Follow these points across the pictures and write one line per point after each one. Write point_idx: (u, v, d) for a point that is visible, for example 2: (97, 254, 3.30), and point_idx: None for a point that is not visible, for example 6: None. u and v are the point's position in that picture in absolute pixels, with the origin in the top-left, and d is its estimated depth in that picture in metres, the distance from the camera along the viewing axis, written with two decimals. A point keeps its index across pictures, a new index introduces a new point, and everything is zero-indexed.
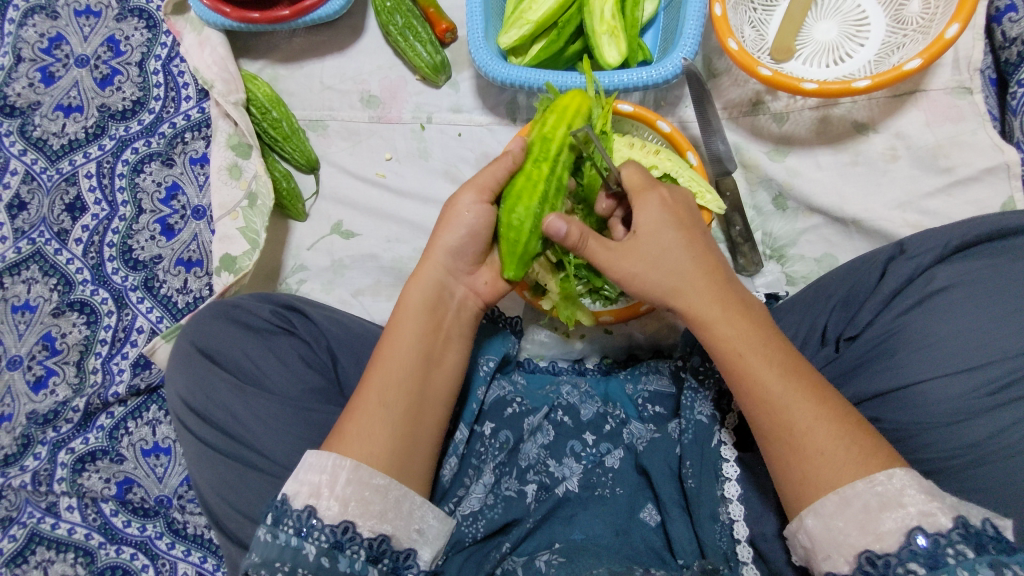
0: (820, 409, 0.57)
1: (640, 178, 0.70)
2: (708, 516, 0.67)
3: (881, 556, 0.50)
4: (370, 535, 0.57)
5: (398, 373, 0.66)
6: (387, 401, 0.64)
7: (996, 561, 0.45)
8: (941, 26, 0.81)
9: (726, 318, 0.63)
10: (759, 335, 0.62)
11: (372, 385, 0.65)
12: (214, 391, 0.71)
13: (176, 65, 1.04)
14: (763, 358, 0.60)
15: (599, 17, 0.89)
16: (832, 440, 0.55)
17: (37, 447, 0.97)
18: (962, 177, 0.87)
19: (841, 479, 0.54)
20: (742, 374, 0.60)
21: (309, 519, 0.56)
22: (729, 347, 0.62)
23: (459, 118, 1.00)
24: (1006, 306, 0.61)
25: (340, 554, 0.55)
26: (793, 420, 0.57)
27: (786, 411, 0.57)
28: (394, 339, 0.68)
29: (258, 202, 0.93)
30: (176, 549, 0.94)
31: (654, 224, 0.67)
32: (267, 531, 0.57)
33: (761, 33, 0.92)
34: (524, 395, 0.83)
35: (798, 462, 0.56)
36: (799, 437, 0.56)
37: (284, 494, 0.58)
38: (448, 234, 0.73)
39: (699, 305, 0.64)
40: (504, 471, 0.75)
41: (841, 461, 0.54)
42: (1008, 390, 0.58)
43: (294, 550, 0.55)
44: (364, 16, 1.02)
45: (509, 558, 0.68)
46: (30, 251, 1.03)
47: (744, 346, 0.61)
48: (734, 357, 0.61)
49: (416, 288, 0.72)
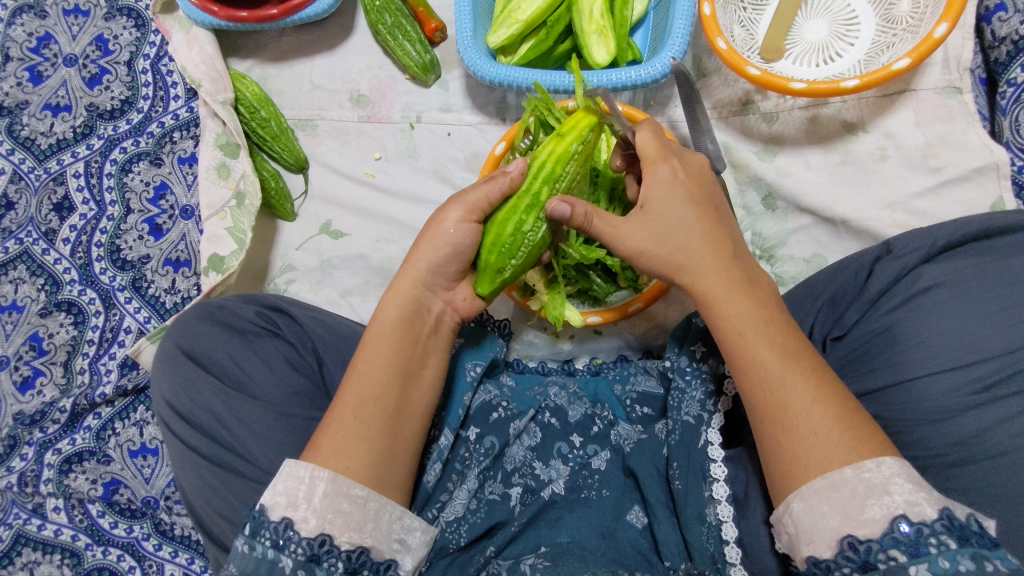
0: (818, 391, 0.56)
1: (654, 146, 0.67)
2: (695, 518, 0.66)
3: (864, 541, 0.50)
4: (349, 548, 0.57)
5: (374, 388, 0.65)
6: (363, 414, 0.63)
7: (978, 554, 0.46)
8: (930, 25, 0.81)
9: (728, 298, 0.62)
10: (761, 315, 0.61)
11: (348, 398, 0.64)
12: (198, 392, 0.71)
13: (165, 64, 1.04)
14: (763, 338, 0.59)
15: (588, 16, 0.88)
16: (827, 422, 0.55)
17: (24, 447, 0.97)
18: (951, 177, 0.86)
19: (830, 463, 0.53)
20: (744, 353, 0.60)
21: (286, 531, 0.56)
22: (734, 321, 0.61)
23: (448, 117, 1.00)
24: (992, 307, 0.60)
25: (317, 567, 0.55)
26: (789, 401, 0.56)
27: (782, 391, 0.57)
28: (378, 346, 0.68)
29: (246, 201, 0.92)
30: (163, 550, 0.93)
31: (664, 198, 0.65)
32: (245, 542, 0.56)
33: (750, 32, 0.91)
34: (511, 399, 0.81)
35: (790, 442, 0.56)
36: (795, 416, 0.56)
37: (262, 506, 0.58)
38: (425, 250, 0.72)
39: (709, 279, 0.63)
40: (488, 475, 0.74)
41: (833, 444, 0.54)
42: (993, 390, 0.58)
43: (271, 563, 0.54)
44: (353, 16, 1.01)
45: (494, 562, 0.68)
46: (18, 251, 1.02)
47: (745, 323, 0.61)
48: (739, 338, 0.60)
49: (393, 303, 0.71)
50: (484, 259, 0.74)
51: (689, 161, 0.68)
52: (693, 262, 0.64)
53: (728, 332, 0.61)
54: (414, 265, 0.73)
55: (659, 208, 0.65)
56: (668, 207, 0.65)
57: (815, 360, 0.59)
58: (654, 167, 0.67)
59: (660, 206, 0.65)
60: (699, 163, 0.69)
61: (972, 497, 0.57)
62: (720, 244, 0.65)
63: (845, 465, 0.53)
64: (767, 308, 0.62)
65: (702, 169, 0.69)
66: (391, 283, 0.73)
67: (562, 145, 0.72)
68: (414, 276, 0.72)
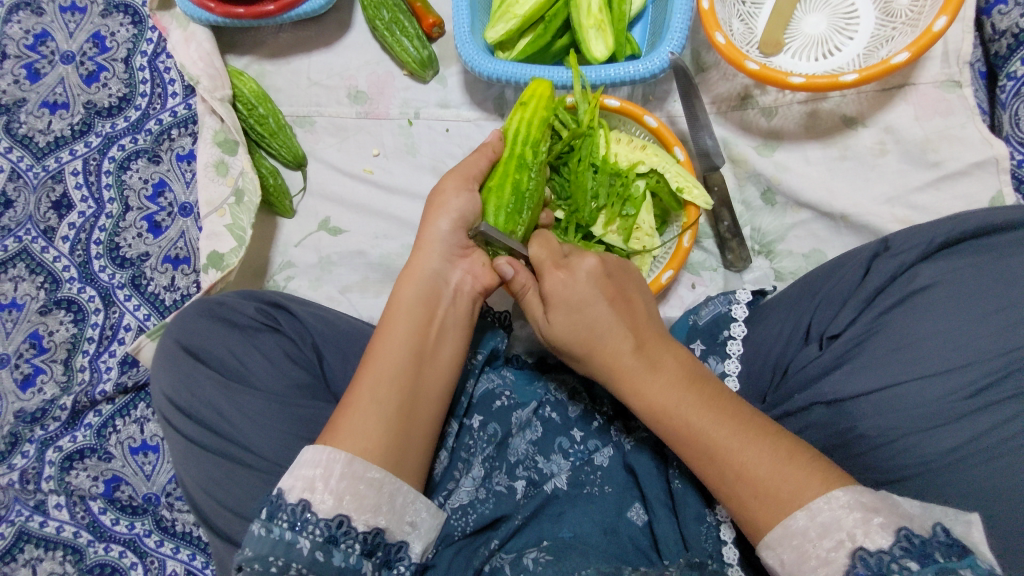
0: (750, 452, 0.56)
1: (544, 254, 0.69)
2: (694, 517, 0.67)
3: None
4: (365, 530, 0.58)
5: (390, 368, 0.65)
6: (379, 398, 0.63)
7: (943, 569, 0.45)
8: (930, 19, 0.80)
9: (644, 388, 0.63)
10: (678, 397, 0.61)
11: (362, 381, 0.64)
12: (199, 388, 0.71)
13: (163, 61, 1.04)
14: (681, 421, 0.60)
15: (586, 11, 0.88)
16: (776, 471, 0.54)
17: (25, 445, 0.97)
18: (950, 172, 0.86)
19: (798, 499, 0.53)
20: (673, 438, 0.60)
21: (304, 513, 0.56)
22: (654, 409, 0.62)
23: (447, 113, 1.00)
24: (991, 305, 0.60)
25: (334, 548, 0.56)
26: (725, 468, 0.57)
27: (713, 463, 0.58)
28: (384, 337, 0.68)
29: (245, 198, 0.92)
30: (165, 546, 0.94)
31: (563, 296, 0.66)
32: (260, 525, 0.56)
33: (749, 26, 0.91)
34: (513, 389, 0.81)
35: (742, 502, 0.56)
36: (736, 480, 0.56)
37: (279, 489, 0.57)
38: (432, 225, 0.72)
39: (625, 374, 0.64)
40: (493, 465, 0.74)
41: (798, 480, 0.53)
42: (990, 389, 0.58)
43: (288, 544, 0.55)
44: (350, 12, 1.01)
45: (498, 555, 0.68)
46: (17, 249, 1.02)
47: (665, 410, 0.61)
48: (663, 430, 0.61)
49: (408, 285, 0.71)
50: (493, 224, 0.75)
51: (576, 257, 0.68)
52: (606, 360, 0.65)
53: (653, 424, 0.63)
54: (425, 242, 0.72)
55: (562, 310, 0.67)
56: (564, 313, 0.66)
57: (743, 414, 0.59)
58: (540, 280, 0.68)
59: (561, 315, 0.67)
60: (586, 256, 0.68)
61: (970, 493, 0.57)
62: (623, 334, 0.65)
63: (817, 496, 0.52)
64: (686, 386, 0.61)
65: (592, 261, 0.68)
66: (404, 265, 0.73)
67: (530, 112, 0.78)
68: (431, 251, 0.72)
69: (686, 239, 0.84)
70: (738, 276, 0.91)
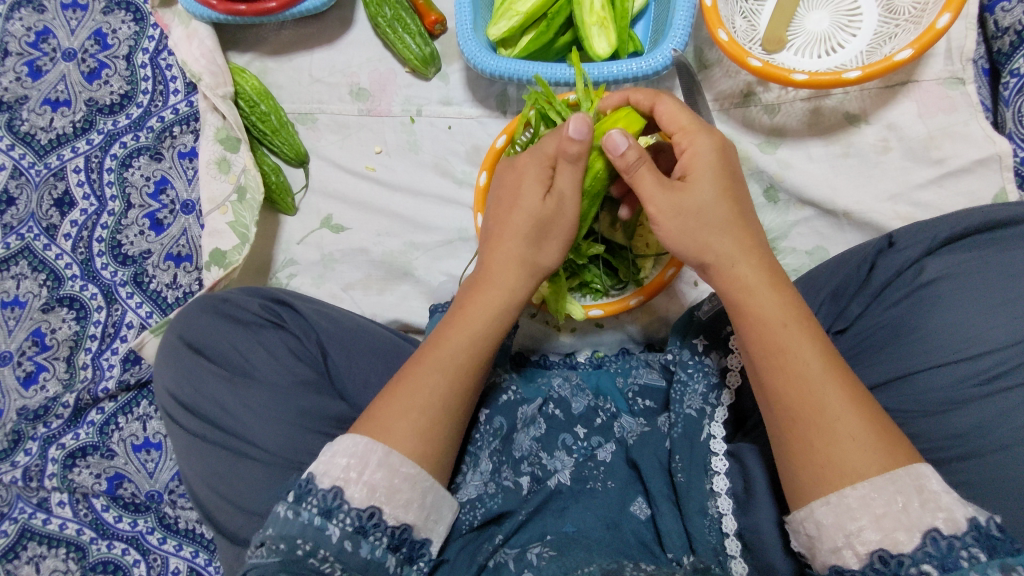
0: (851, 395, 0.53)
1: (684, 119, 0.66)
2: (697, 510, 0.66)
3: (895, 555, 0.48)
4: (394, 524, 0.58)
5: (449, 366, 0.63)
6: (434, 381, 0.62)
7: (1007, 564, 0.44)
8: (933, 16, 0.80)
9: (766, 289, 0.58)
10: (794, 312, 0.57)
11: (419, 382, 0.62)
12: (203, 384, 0.71)
13: (164, 57, 1.04)
14: (802, 332, 0.56)
15: (588, 8, 0.88)
16: (864, 426, 0.52)
17: (28, 442, 0.97)
18: (953, 169, 0.86)
19: (865, 470, 0.50)
20: (784, 352, 0.55)
21: (337, 501, 0.56)
22: (771, 329, 0.57)
23: (449, 110, 0.99)
24: (996, 298, 0.60)
25: (363, 539, 0.56)
26: (826, 403, 0.53)
27: (819, 392, 0.53)
28: (477, 310, 0.66)
29: (248, 196, 0.92)
30: (167, 543, 0.93)
31: (704, 171, 0.62)
32: (288, 508, 0.55)
33: (752, 23, 0.91)
34: (518, 385, 0.82)
35: (824, 444, 0.52)
36: (833, 420, 0.52)
37: (310, 474, 0.57)
38: (529, 210, 0.67)
39: (745, 279, 0.59)
40: (501, 459, 0.75)
41: (864, 448, 0.51)
42: (997, 381, 0.58)
43: (317, 530, 0.55)
44: (352, 9, 1.01)
45: (502, 550, 0.68)
46: (19, 247, 1.02)
47: (783, 318, 0.57)
48: (773, 350, 0.56)
49: (500, 260, 0.67)
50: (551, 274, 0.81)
51: (698, 132, 0.64)
52: (723, 259, 0.60)
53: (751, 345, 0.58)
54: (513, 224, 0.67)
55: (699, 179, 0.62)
56: (676, 208, 0.61)
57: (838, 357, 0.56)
58: (632, 175, 0.63)
59: (667, 212, 0.62)
60: (699, 129, 0.65)
61: (974, 489, 0.57)
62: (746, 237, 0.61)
63: (881, 472, 0.50)
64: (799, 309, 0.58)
65: (714, 141, 0.64)
66: (488, 239, 0.69)
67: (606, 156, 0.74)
68: (538, 251, 0.68)
69: None
70: None
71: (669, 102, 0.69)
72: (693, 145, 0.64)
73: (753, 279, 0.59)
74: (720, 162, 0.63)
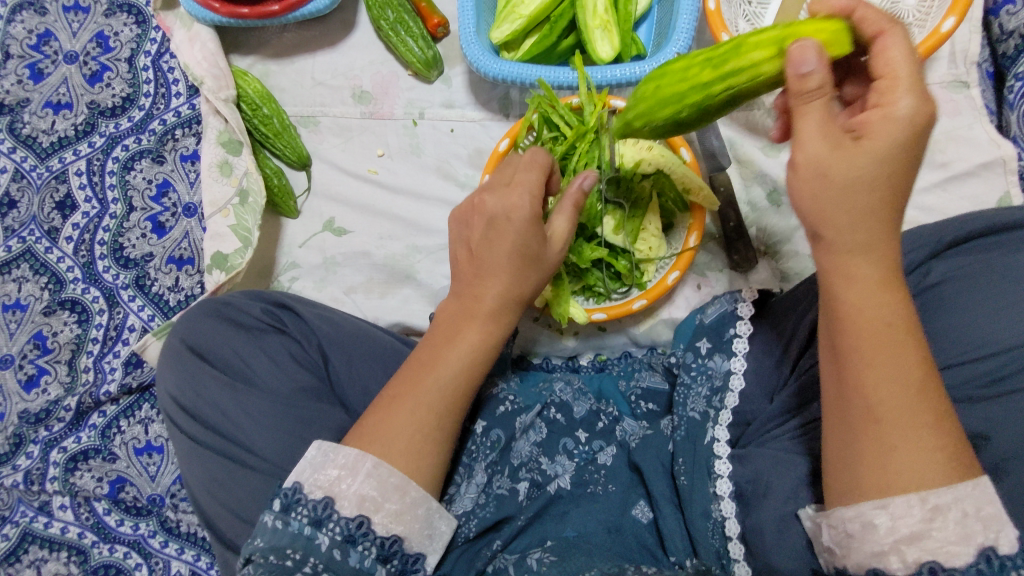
0: (934, 402, 0.49)
1: (903, 61, 0.50)
2: (700, 513, 0.66)
3: (944, 569, 0.46)
4: (383, 535, 0.58)
5: (442, 402, 0.63)
6: (432, 401, 0.62)
7: None
8: (938, 19, 0.80)
9: (882, 282, 0.51)
10: (902, 312, 0.50)
11: (417, 415, 0.62)
12: (205, 388, 0.71)
13: (166, 60, 1.03)
14: (909, 338, 0.50)
15: (592, 11, 0.87)
16: (938, 432, 0.48)
17: (29, 446, 0.97)
18: (958, 172, 0.86)
19: (919, 479, 0.48)
20: (882, 359, 0.49)
21: (326, 510, 0.56)
22: (873, 324, 0.50)
23: (451, 113, 0.99)
24: (1006, 300, 0.60)
25: (352, 548, 0.56)
26: (898, 404, 0.49)
27: (904, 396, 0.49)
28: (472, 334, 0.65)
29: (250, 199, 0.92)
30: (169, 547, 0.93)
31: (890, 139, 0.50)
32: (276, 518, 0.57)
33: (756, 27, 0.91)
34: (517, 393, 0.80)
35: (874, 448, 0.49)
36: (905, 425, 0.48)
37: (297, 484, 0.58)
38: (507, 242, 0.65)
39: (861, 267, 0.51)
40: (496, 470, 0.74)
41: (919, 453, 0.48)
42: (1004, 382, 0.58)
43: (307, 538, 0.55)
44: (355, 12, 1.02)
45: (500, 556, 0.68)
46: (21, 250, 1.02)
47: (888, 319, 0.50)
48: (873, 346, 0.50)
49: (491, 285, 0.65)
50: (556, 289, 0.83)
51: (909, 88, 0.50)
52: (851, 240, 0.51)
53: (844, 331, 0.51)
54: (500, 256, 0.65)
55: (874, 149, 0.50)
56: (825, 170, 0.50)
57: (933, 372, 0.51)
58: (800, 104, 0.52)
59: (812, 167, 0.51)
60: (908, 88, 0.50)
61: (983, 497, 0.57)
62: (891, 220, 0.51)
63: (934, 482, 0.47)
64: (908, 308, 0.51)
65: (918, 110, 0.50)
66: (476, 262, 0.67)
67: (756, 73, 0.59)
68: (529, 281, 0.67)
69: (692, 241, 0.84)
70: (744, 277, 0.91)
71: (899, 37, 0.51)
72: (889, 107, 0.50)
73: (871, 269, 0.51)
74: (912, 136, 0.50)
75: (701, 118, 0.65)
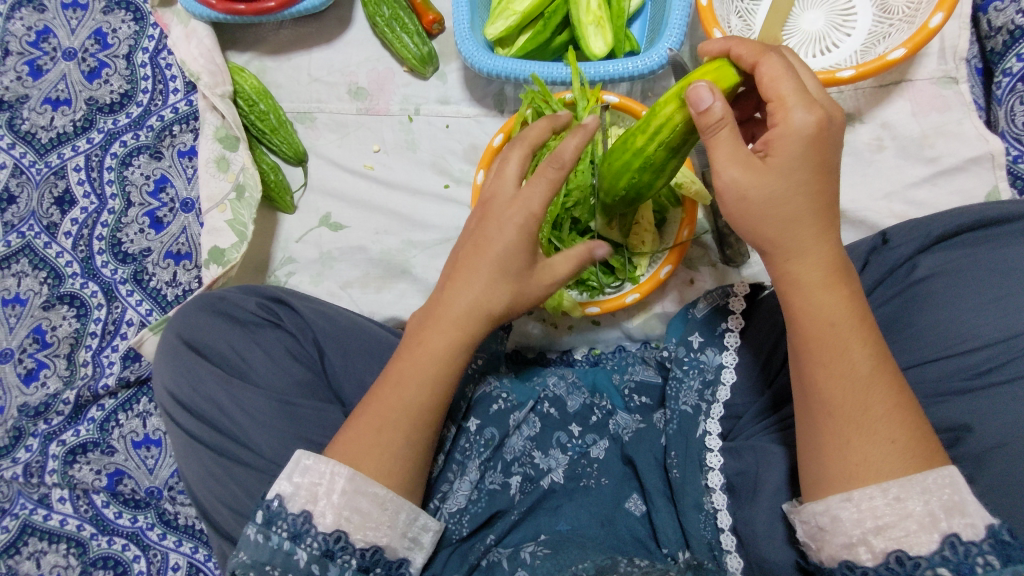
0: (899, 396, 0.53)
1: (789, 83, 0.55)
2: (692, 505, 0.66)
3: (912, 556, 0.49)
4: (363, 546, 0.59)
5: (406, 419, 0.62)
6: (398, 417, 0.62)
7: None
8: (926, 15, 0.81)
9: (824, 283, 0.55)
10: (848, 311, 0.55)
11: (393, 423, 0.62)
12: (200, 382, 0.71)
13: (164, 57, 1.04)
14: (858, 337, 0.54)
15: (585, 8, 0.88)
16: (907, 430, 0.52)
17: (29, 439, 0.98)
18: (947, 167, 0.87)
19: (883, 474, 0.51)
20: (837, 359, 0.54)
21: (305, 525, 0.58)
22: (819, 324, 0.55)
23: (446, 109, 1.00)
24: (987, 295, 0.61)
25: (331, 562, 0.58)
26: (872, 402, 0.52)
27: (863, 393, 0.52)
28: (440, 342, 0.64)
29: (246, 194, 0.93)
30: (167, 539, 0.94)
31: (794, 151, 0.54)
32: (257, 531, 0.58)
33: (747, 23, 0.92)
34: (510, 390, 0.80)
35: (840, 446, 0.52)
36: (869, 420, 0.52)
37: (279, 497, 0.59)
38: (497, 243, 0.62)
39: (802, 274, 0.56)
40: (488, 466, 0.74)
41: (882, 455, 0.51)
42: (990, 374, 0.59)
43: (285, 554, 0.57)
44: (351, 9, 1.02)
45: (494, 550, 0.69)
46: (20, 245, 1.03)
47: (835, 317, 0.55)
48: (821, 347, 0.54)
49: (463, 293, 0.63)
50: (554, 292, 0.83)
51: (797, 104, 0.55)
52: (785, 248, 0.56)
53: (795, 334, 0.56)
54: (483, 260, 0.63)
55: (783, 163, 0.55)
56: (745, 190, 0.56)
57: (889, 361, 0.54)
58: (710, 138, 0.57)
59: (733, 192, 0.56)
60: (797, 103, 0.55)
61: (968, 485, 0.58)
62: (821, 225, 0.56)
63: (900, 474, 0.50)
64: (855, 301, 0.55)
65: (811, 119, 0.54)
66: (455, 266, 0.65)
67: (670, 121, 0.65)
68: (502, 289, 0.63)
69: (685, 234, 0.84)
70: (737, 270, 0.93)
71: (774, 62, 0.57)
72: (784, 123, 0.55)
73: (813, 273, 0.55)
74: (814, 142, 0.55)
75: (655, 176, 0.70)
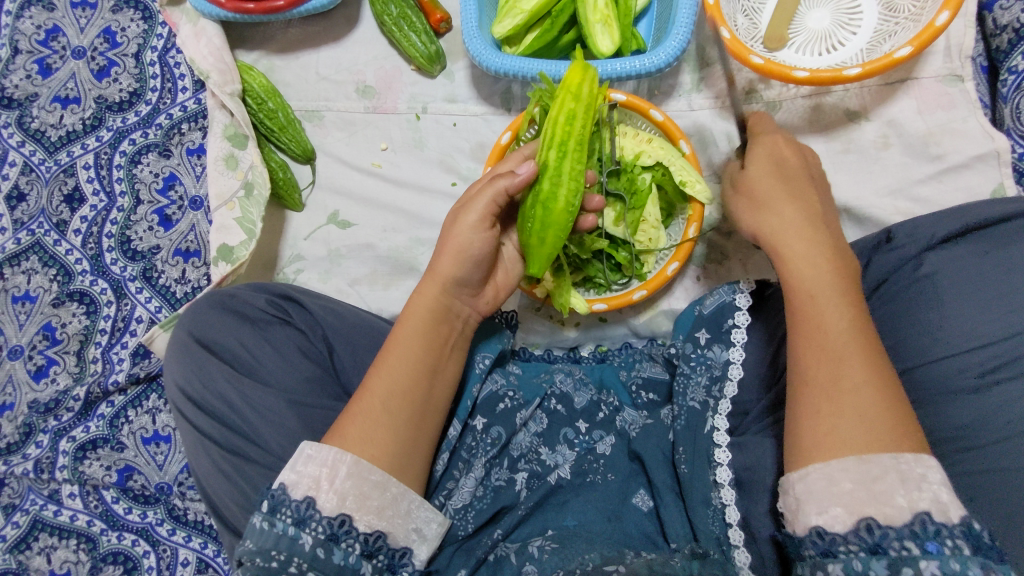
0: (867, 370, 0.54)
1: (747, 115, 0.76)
2: (701, 501, 0.67)
3: (881, 524, 0.48)
4: (366, 531, 0.59)
5: (395, 388, 0.64)
6: (380, 386, 0.64)
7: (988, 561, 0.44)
8: (932, 14, 0.81)
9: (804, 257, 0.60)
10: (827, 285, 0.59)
11: (377, 389, 0.64)
12: (211, 379, 0.72)
13: (172, 56, 1.05)
14: (837, 311, 0.57)
15: (592, 6, 0.88)
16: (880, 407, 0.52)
17: (39, 435, 0.98)
18: (952, 165, 0.87)
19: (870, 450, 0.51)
20: (813, 320, 0.58)
21: (308, 510, 0.57)
22: (806, 294, 0.59)
23: (454, 107, 1.01)
24: (992, 293, 0.62)
25: (335, 546, 0.57)
26: (846, 374, 0.54)
27: (841, 365, 0.55)
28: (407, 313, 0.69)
29: (255, 191, 0.93)
30: (177, 535, 0.95)
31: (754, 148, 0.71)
32: (263, 519, 0.57)
33: (753, 22, 0.92)
34: (517, 389, 0.81)
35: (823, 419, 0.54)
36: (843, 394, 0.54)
37: (283, 485, 0.59)
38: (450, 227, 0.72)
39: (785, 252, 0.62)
40: (494, 463, 0.75)
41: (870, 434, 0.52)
42: (996, 373, 0.60)
43: (291, 539, 0.56)
44: (358, 7, 1.03)
45: (502, 544, 0.69)
46: (30, 243, 1.04)
47: (818, 288, 0.59)
48: (806, 320, 0.58)
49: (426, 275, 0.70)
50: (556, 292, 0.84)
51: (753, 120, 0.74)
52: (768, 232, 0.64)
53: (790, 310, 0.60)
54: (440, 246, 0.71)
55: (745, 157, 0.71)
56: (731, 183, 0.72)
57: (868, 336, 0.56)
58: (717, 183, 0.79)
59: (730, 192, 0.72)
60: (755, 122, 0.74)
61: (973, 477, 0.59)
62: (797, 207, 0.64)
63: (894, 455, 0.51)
64: (831, 264, 0.60)
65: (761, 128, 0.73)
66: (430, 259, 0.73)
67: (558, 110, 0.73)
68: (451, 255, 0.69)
69: (691, 232, 0.85)
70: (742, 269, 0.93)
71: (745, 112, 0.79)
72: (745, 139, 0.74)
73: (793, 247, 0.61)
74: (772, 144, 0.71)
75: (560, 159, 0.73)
